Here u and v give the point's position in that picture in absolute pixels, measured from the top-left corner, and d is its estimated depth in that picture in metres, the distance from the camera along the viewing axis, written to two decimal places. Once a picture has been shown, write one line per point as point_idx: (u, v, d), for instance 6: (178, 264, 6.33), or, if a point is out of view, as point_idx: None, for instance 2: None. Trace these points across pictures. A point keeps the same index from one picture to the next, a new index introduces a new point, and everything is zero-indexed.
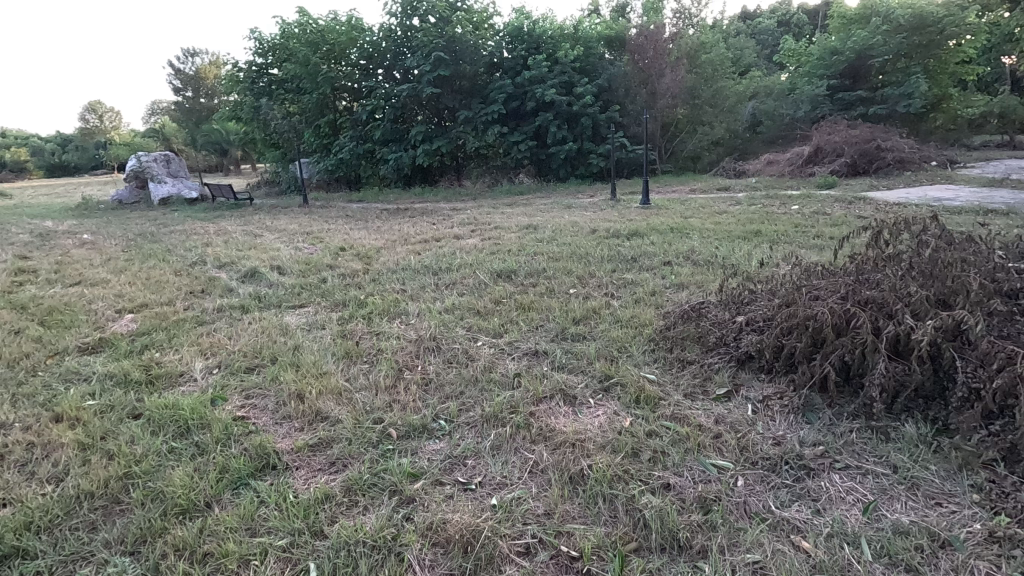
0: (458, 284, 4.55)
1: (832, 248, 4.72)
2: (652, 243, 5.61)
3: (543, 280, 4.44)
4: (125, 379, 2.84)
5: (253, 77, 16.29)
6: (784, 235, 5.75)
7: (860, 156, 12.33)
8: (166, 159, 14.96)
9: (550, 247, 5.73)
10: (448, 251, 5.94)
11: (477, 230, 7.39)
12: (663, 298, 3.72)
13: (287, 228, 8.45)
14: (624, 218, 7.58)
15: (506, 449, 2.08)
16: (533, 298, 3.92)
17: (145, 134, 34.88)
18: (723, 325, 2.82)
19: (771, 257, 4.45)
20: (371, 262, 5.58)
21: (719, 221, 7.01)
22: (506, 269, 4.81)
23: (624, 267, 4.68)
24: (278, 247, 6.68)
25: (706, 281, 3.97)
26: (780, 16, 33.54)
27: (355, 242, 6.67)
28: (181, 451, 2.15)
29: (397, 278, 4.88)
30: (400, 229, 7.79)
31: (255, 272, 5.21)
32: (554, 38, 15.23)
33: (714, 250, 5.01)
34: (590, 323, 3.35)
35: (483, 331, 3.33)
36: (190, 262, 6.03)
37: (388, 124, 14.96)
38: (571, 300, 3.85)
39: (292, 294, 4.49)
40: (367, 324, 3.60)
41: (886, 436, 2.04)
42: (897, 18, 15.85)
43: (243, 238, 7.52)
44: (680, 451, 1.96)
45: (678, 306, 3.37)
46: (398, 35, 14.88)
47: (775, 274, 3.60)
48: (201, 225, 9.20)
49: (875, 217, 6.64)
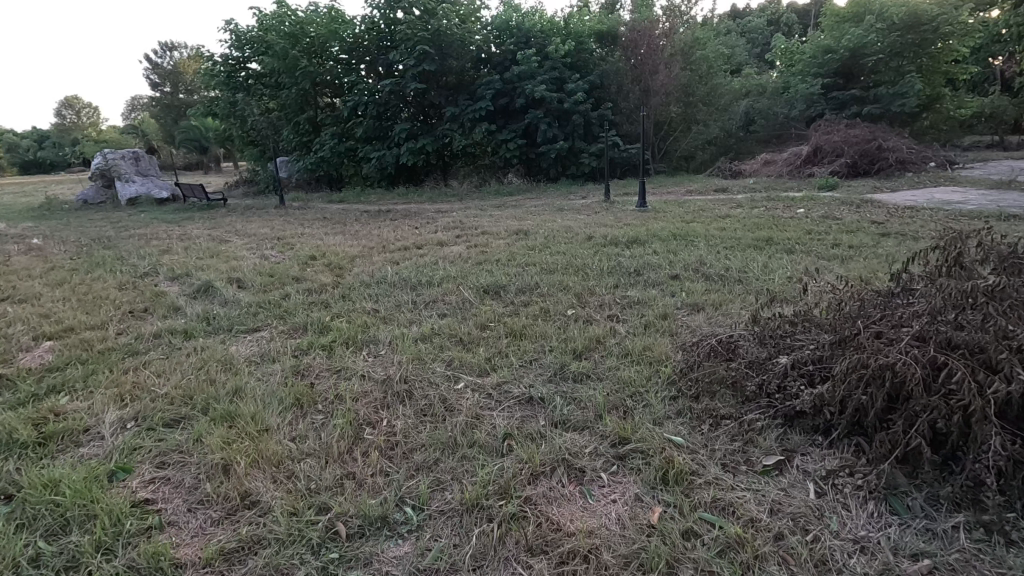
0: (441, 302, 4.00)
1: (857, 264, 4.26)
2: (656, 253, 5.09)
3: (536, 297, 3.91)
4: (8, 440, 2.23)
5: (230, 70, 15.51)
6: (798, 244, 5.28)
7: (860, 157, 11.98)
8: (135, 157, 14.16)
9: (543, 257, 5.19)
10: (429, 260, 5.37)
11: (463, 236, 6.79)
12: (678, 324, 3.21)
13: (258, 232, 7.82)
14: (622, 223, 7.10)
15: (493, 560, 1.52)
16: (526, 322, 3.38)
17: (123, 131, 33.83)
18: (762, 368, 2.29)
19: (793, 276, 3.97)
20: (344, 274, 4.99)
21: (723, 226, 6.51)
22: (495, 284, 4.28)
23: (628, 282, 4.16)
24: (243, 255, 6.06)
25: (725, 304, 3.46)
26: (770, 16, 33.13)
27: (330, 250, 6.09)
28: (47, 564, 1.56)
29: (370, 293, 4.32)
30: (380, 234, 7.18)
31: (209, 286, 4.58)
32: (543, 32, 14.68)
33: (726, 262, 4.52)
34: (594, 357, 2.81)
35: (465, 369, 2.77)
36: (141, 273, 5.38)
37: (371, 121, 14.31)
38: (569, 325, 3.31)
39: (248, 315, 3.89)
40: (329, 356, 3.03)
41: (1007, 540, 1.49)
42: (891, 16, 15.48)
43: (208, 244, 6.88)
44: (733, 568, 1.43)
45: (698, 336, 2.85)
46: (381, 28, 14.22)
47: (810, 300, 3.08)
48: (166, 228, 8.55)
49: (891, 224, 6.18)
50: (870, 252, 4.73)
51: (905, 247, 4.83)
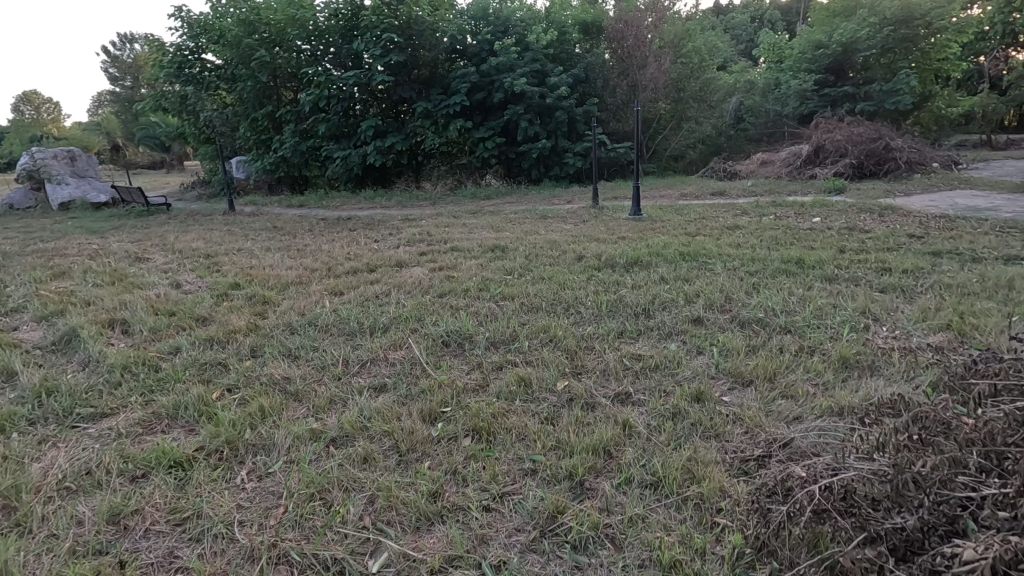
0: (381, 364, 2.90)
1: (927, 303, 3.31)
2: (665, 281, 4.08)
3: (516, 355, 2.86)
4: None
5: (181, 61, 14.09)
6: (839, 268, 4.29)
7: (866, 157, 11.13)
8: (70, 156, 12.69)
9: (523, 285, 4.15)
10: (379, 290, 4.27)
11: (427, 253, 5.68)
12: (721, 413, 2.18)
13: (188, 247, 6.63)
14: (615, 235, 6.11)
15: None
16: (497, 409, 2.30)
17: (81, 129, 31.85)
18: (927, 567, 1.24)
19: (856, 325, 3.00)
20: (267, 312, 3.87)
21: (737, 241, 5.53)
22: (459, 332, 3.18)
23: (635, 329, 3.12)
24: (151, 281, 4.87)
25: (782, 378, 2.44)
26: (753, 11, 32.40)
27: (261, 274, 4.95)
28: None
29: (288, 347, 3.18)
30: (329, 250, 6.06)
31: (74, 335, 3.40)
32: (524, 21, 13.41)
33: (760, 298, 3.52)
34: (604, 492, 1.75)
35: (392, 521, 1.70)
36: (6, 309, 4.16)
37: (335, 118, 13.07)
38: (561, 414, 2.25)
39: (100, 390, 2.70)
40: (182, 484, 1.90)
41: None
42: (884, 9, 14.65)
43: (117, 265, 5.65)
44: None
45: (772, 462, 1.81)
46: (346, 15, 12.80)
47: (937, 397, 2.01)
48: (80, 241, 7.30)
49: (931, 238, 5.24)
50: (934, 281, 3.77)
51: (975, 273, 3.90)
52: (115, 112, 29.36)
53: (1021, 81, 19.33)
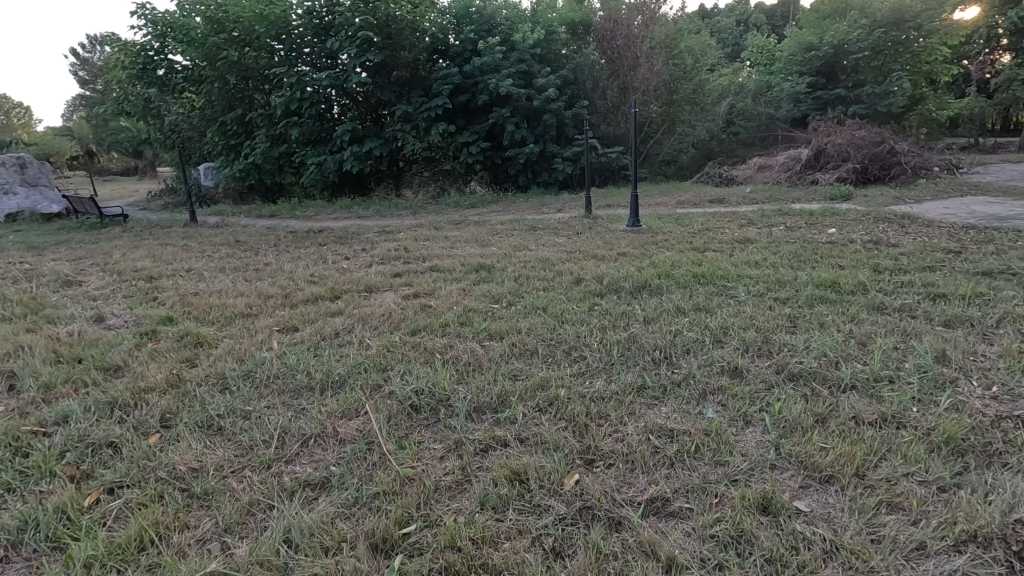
0: (329, 443, 2.18)
1: (1016, 346, 2.66)
2: (684, 312, 3.42)
3: (506, 430, 2.15)
4: None
5: (145, 62, 13.15)
6: (884, 293, 3.66)
7: (870, 161, 10.66)
8: (20, 163, 11.69)
9: (516, 319, 3.45)
10: (340, 325, 3.55)
11: (402, 274, 4.96)
12: (809, 539, 1.51)
13: (133, 267, 5.83)
14: (614, 250, 5.46)
15: None
16: (484, 533, 1.60)
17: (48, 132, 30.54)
18: None
19: (942, 380, 2.33)
20: (197, 358, 3.13)
21: (753, 257, 4.90)
22: (432, 393, 2.46)
23: (659, 386, 2.44)
24: (70, 314, 4.06)
25: (876, 472, 1.77)
26: (739, 16, 32.31)
27: (205, 303, 4.18)
28: None
29: (210, 415, 2.43)
30: (290, 271, 5.31)
31: None
32: (509, 19, 12.70)
33: (806, 338, 2.86)
34: None
35: None
36: None
37: (310, 121, 12.27)
38: (578, 543, 1.56)
39: None
40: None
41: None
42: (874, 11, 14.32)
43: (40, 291, 4.84)
44: None
45: None
46: (321, 13, 11.98)
47: None
48: (12, 260, 6.44)
49: (972, 254, 4.64)
50: (1007, 313, 3.13)
51: None
52: (88, 115, 28.22)
53: (1008, 84, 19.13)
